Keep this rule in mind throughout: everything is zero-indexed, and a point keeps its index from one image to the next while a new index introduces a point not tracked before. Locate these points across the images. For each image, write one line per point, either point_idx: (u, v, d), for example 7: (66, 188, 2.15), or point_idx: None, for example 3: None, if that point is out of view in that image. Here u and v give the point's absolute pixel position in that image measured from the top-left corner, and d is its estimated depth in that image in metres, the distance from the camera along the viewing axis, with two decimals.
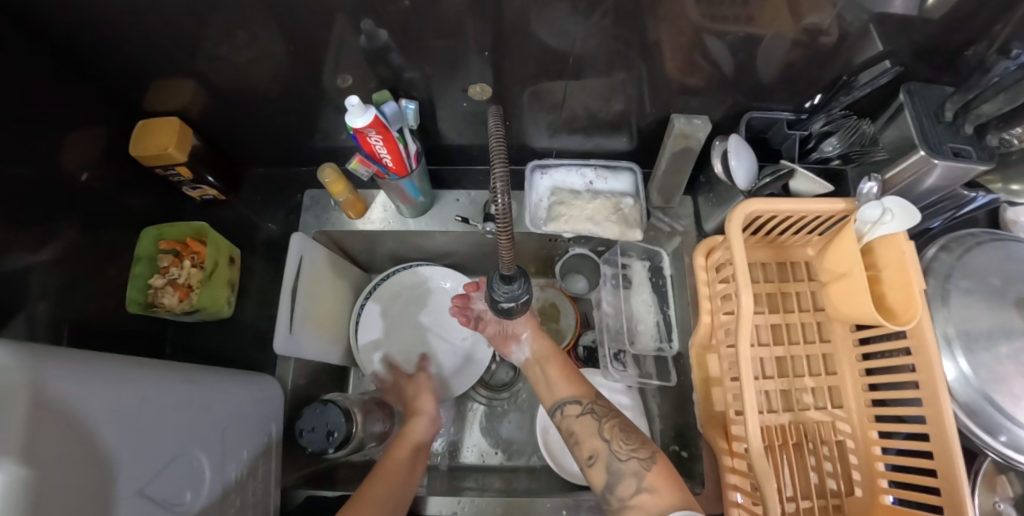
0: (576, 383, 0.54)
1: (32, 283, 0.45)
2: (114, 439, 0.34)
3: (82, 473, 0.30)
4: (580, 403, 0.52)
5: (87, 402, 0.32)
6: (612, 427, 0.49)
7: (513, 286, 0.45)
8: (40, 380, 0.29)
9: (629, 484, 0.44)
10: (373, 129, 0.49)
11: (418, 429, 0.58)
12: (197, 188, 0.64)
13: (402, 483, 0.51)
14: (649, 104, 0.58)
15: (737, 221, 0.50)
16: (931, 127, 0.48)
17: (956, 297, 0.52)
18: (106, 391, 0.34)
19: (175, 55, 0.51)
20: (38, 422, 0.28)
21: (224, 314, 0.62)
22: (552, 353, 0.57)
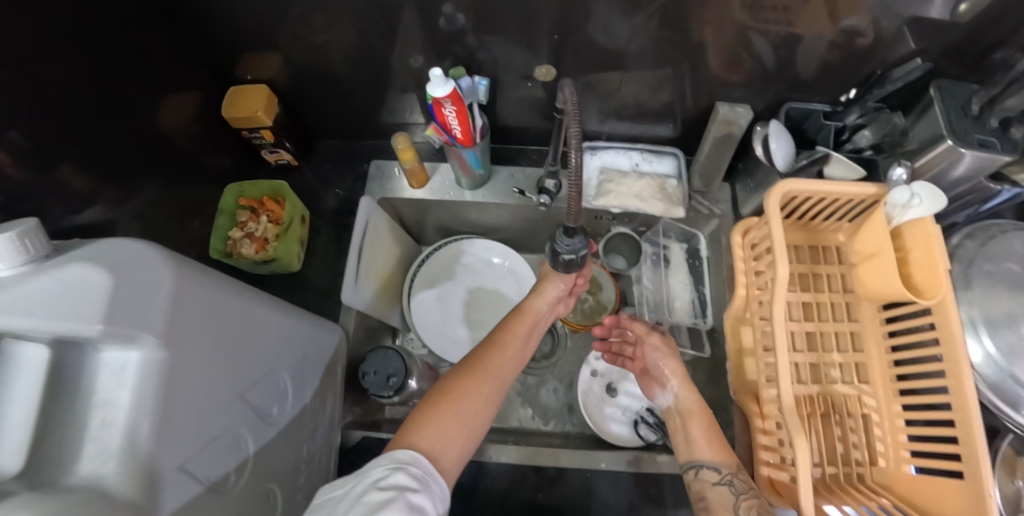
0: (720, 448, 0.47)
1: (118, 229, 0.51)
2: (227, 345, 0.40)
3: (202, 366, 0.37)
4: (720, 472, 0.45)
5: (212, 308, 0.38)
6: (751, 507, 0.42)
7: (574, 240, 0.50)
8: (184, 286, 0.35)
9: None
10: (449, 100, 0.54)
11: (535, 307, 0.57)
12: (275, 153, 0.70)
13: (514, 360, 0.51)
14: (694, 95, 0.63)
15: (776, 199, 0.55)
16: (958, 120, 0.53)
17: (977, 280, 0.56)
18: (226, 303, 0.40)
19: (273, 32, 0.58)
20: (170, 320, 0.33)
21: (294, 268, 0.66)
22: (699, 408, 0.51)
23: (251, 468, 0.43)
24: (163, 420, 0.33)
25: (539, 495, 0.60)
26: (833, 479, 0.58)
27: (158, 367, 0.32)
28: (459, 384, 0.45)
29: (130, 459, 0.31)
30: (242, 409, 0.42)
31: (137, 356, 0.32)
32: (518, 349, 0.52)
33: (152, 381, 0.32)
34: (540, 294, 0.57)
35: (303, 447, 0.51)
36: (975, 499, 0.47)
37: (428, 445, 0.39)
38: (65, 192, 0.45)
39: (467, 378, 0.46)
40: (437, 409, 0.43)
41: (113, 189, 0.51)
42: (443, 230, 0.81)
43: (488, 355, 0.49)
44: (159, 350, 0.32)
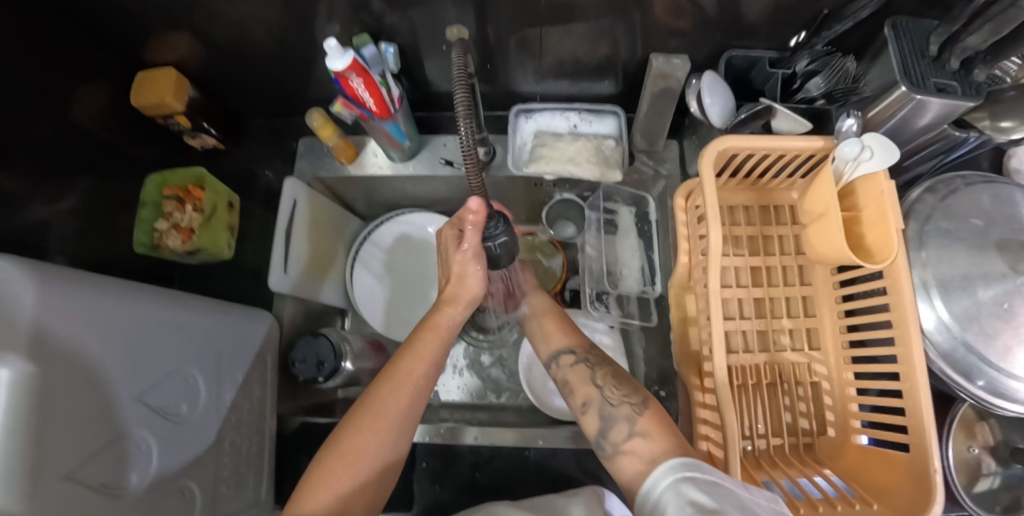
0: (569, 334, 0.54)
1: (52, 232, 0.50)
2: (111, 349, 0.38)
3: (81, 374, 0.34)
4: (575, 353, 0.51)
5: (86, 314, 0.36)
6: (605, 374, 0.47)
7: (490, 224, 0.45)
8: (48, 292, 0.33)
9: (621, 428, 0.42)
10: (353, 72, 0.50)
11: (447, 318, 0.49)
12: (197, 137, 0.67)
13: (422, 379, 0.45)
14: (633, 47, 0.57)
15: (710, 157, 0.51)
16: (914, 62, 0.47)
17: (934, 239, 0.51)
18: (105, 306, 0.38)
19: (176, 13, 0.53)
20: (37, 327, 0.32)
21: (225, 255, 0.66)
22: (548, 308, 0.59)
23: (156, 468, 0.41)
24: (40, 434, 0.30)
25: (476, 474, 0.60)
26: (779, 451, 0.56)
27: (29, 383, 0.30)
28: (356, 438, 0.40)
29: (10, 479, 0.28)
30: (139, 411, 0.40)
31: (10, 374, 0.29)
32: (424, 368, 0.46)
33: (25, 397, 0.29)
34: (451, 303, 0.49)
35: (227, 441, 0.50)
36: (920, 470, 0.45)
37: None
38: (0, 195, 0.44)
39: (365, 429, 0.41)
40: (333, 478, 0.38)
41: (46, 188, 0.50)
42: (387, 206, 0.79)
43: (388, 394, 0.43)
44: (25, 364, 0.30)
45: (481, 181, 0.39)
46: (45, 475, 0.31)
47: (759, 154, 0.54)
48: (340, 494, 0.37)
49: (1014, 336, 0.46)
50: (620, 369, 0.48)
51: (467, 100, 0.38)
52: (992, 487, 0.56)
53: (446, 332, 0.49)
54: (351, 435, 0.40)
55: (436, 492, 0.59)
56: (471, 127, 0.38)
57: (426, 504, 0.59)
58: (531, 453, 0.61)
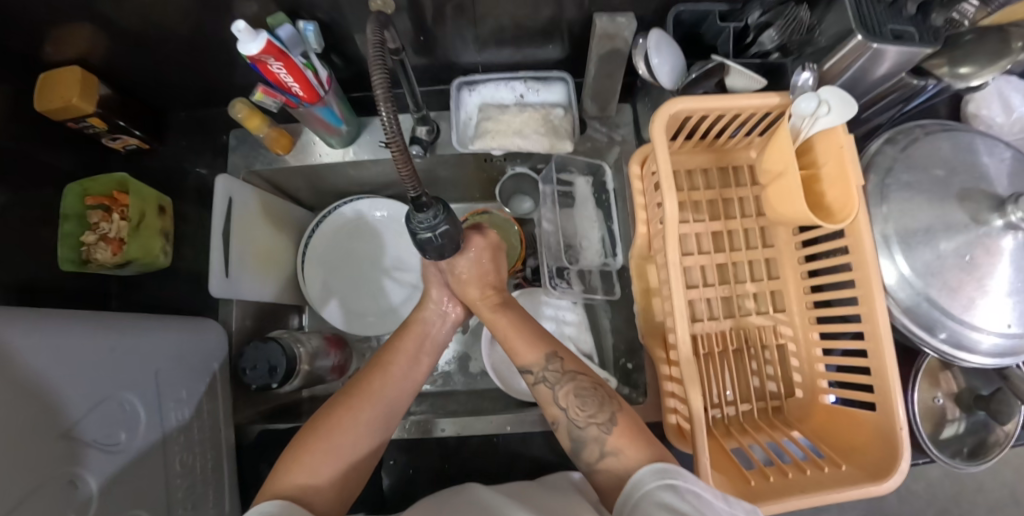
0: (532, 341, 0.49)
1: None
2: (21, 388, 0.33)
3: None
4: (534, 372, 0.47)
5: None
6: (568, 393, 0.45)
7: (429, 214, 0.40)
8: None
9: (594, 448, 0.42)
10: (271, 56, 0.45)
11: (425, 316, 0.56)
12: (117, 139, 0.62)
13: (403, 380, 0.50)
14: (573, 6, 0.54)
15: (662, 121, 0.48)
16: (870, 9, 0.43)
17: (896, 192, 0.49)
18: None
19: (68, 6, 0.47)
20: None
21: (162, 264, 0.62)
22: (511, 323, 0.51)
23: (99, 507, 0.38)
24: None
25: (445, 465, 0.59)
26: (748, 416, 0.56)
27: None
28: (340, 415, 0.45)
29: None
30: (70, 447, 0.37)
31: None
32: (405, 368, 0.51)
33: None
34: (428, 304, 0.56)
35: (176, 463, 0.47)
36: (888, 429, 0.45)
37: (303, 488, 0.40)
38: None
39: (349, 407, 0.46)
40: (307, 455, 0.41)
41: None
42: (336, 195, 0.75)
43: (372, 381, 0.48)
44: None
45: (411, 168, 0.34)
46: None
47: (713, 115, 0.51)
48: (320, 468, 0.41)
49: (976, 287, 0.45)
50: (580, 378, 0.46)
51: (385, 67, 0.30)
52: (957, 432, 0.57)
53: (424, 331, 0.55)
54: (333, 413, 0.44)
55: (408, 483, 0.59)
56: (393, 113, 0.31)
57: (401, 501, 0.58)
58: (500, 440, 0.60)
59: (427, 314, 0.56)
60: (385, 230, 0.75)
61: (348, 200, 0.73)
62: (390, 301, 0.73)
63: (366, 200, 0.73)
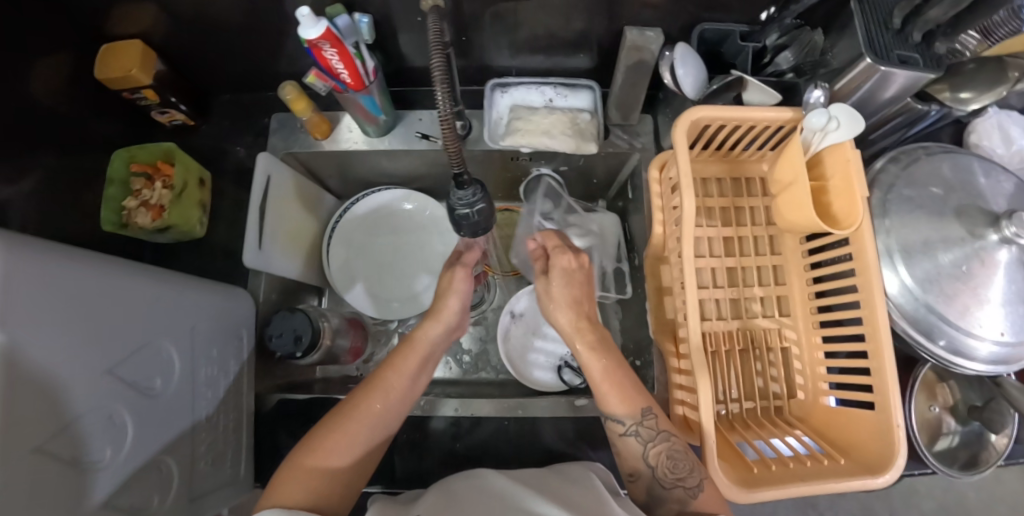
0: (624, 396, 0.48)
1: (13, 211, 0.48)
2: (76, 327, 0.37)
3: (45, 351, 0.33)
4: (625, 424, 0.47)
5: (51, 294, 0.34)
6: (660, 453, 0.46)
7: (468, 191, 0.44)
8: (19, 260, 0.32)
9: (673, 506, 0.44)
10: (327, 42, 0.48)
11: (429, 336, 0.53)
12: (166, 112, 0.66)
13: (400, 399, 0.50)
14: (605, 19, 0.58)
15: (684, 127, 0.52)
16: (879, 35, 0.48)
17: (896, 206, 0.53)
18: (64, 285, 0.36)
19: None
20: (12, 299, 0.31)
21: (197, 234, 0.65)
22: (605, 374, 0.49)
23: (133, 443, 0.42)
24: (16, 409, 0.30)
25: (456, 445, 0.60)
26: (751, 414, 0.58)
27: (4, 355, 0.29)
28: (329, 438, 0.46)
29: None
30: (113, 385, 0.40)
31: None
32: (404, 387, 0.51)
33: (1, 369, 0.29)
34: (435, 320, 0.54)
35: (202, 417, 0.51)
36: (884, 427, 0.48)
37: (291, 508, 0.41)
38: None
39: (338, 430, 0.46)
40: (301, 473, 0.43)
41: (8, 167, 0.48)
42: (363, 184, 0.79)
43: (363, 402, 0.48)
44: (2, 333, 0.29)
45: (458, 144, 0.39)
46: (18, 453, 0.31)
47: (731, 125, 0.55)
48: (308, 490, 0.42)
49: (972, 295, 0.49)
50: (673, 440, 0.47)
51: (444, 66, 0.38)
52: (950, 445, 0.59)
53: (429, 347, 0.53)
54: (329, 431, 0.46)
55: (416, 464, 0.60)
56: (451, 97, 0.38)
57: (409, 481, 0.59)
58: (511, 426, 0.61)
59: (429, 334, 0.53)
60: (409, 220, 0.78)
61: (372, 191, 0.76)
62: (411, 288, 0.76)
63: (388, 192, 0.76)
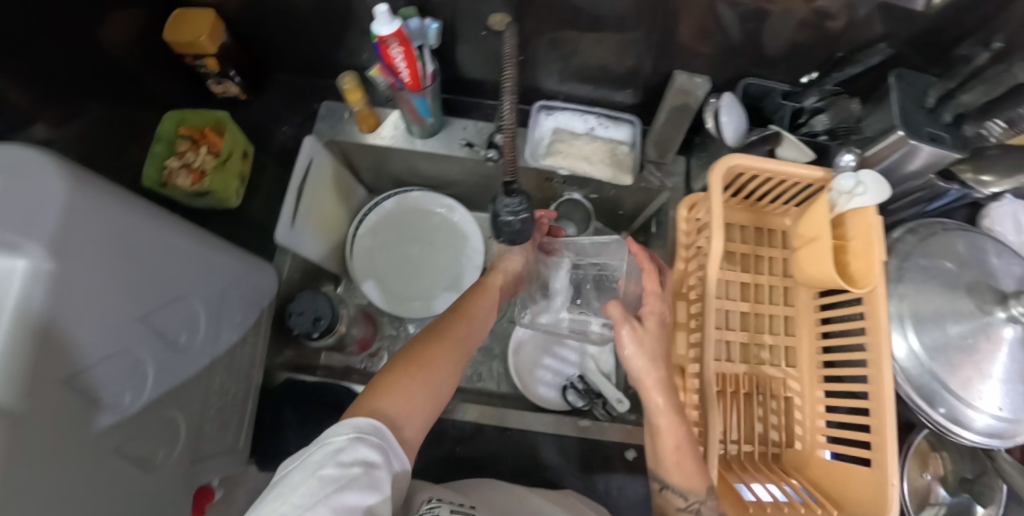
0: (690, 471, 0.45)
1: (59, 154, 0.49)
2: (120, 267, 0.38)
3: (86, 286, 0.35)
4: (688, 498, 0.44)
5: (103, 232, 0.36)
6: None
7: (514, 200, 0.45)
8: (80, 195, 0.34)
9: None
10: (395, 40, 0.51)
11: (495, 283, 0.57)
12: (221, 83, 0.68)
13: (476, 334, 0.51)
14: (657, 60, 0.62)
15: (720, 171, 0.54)
16: (912, 112, 0.53)
17: (910, 274, 0.56)
18: (121, 226, 0.38)
19: None
20: (66, 229, 0.32)
21: (232, 205, 0.65)
22: (667, 432, 0.46)
23: (150, 393, 0.43)
24: (53, 332, 0.32)
25: (457, 449, 0.61)
26: (749, 457, 0.59)
27: (47, 277, 0.31)
28: (427, 349, 0.45)
29: (12, 377, 0.29)
30: (142, 332, 0.41)
31: (24, 266, 0.30)
32: (479, 318, 0.52)
33: (41, 289, 0.30)
34: (495, 273, 0.58)
35: (215, 382, 0.52)
36: (877, 483, 0.49)
37: (396, 412, 0.39)
38: (7, 110, 0.43)
39: (433, 343, 0.46)
40: (395, 383, 0.41)
41: (54, 110, 0.49)
42: (395, 181, 0.80)
43: (454, 323, 0.49)
44: (46, 258, 0.31)
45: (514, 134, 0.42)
46: (47, 379, 0.32)
47: (763, 175, 0.57)
48: (414, 393, 0.41)
49: (975, 369, 0.51)
50: None
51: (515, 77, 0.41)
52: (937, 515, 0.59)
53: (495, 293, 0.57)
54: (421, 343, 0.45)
55: (414, 464, 0.60)
56: (515, 110, 0.41)
57: (404, 477, 0.59)
58: (512, 437, 0.62)
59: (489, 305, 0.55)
60: (431, 220, 0.78)
61: (389, 194, 0.76)
62: (432, 286, 0.75)
63: (406, 193, 0.77)
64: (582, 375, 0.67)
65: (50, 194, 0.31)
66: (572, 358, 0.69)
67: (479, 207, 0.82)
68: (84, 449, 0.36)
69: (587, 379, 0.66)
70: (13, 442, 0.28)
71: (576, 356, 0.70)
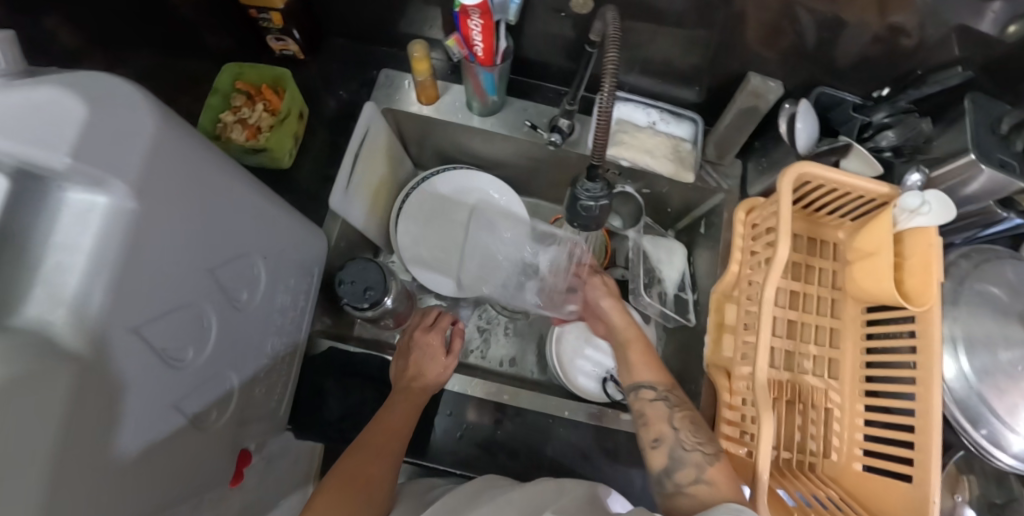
0: (655, 369, 0.55)
1: None
2: (194, 217, 0.37)
3: (162, 232, 0.33)
4: (657, 389, 0.52)
5: (183, 177, 0.34)
6: (684, 418, 0.50)
7: (596, 186, 0.45)
8: (165, 135, 0.33)
9: (690, 471, 0.46)
10: (477, 12, 0.49)
11: (424, 385, 0.56)
12: (281, 40, 0.66)
13: (407, 421, 0.52)
14: (726, 62, 0.62)
15: (790, 178, 0.53)
16: (984, 137, 0.52)
17: (964, 299, 0.56)
18: (199, 173, 0.37)
19: None
20: (151, 169, 0.31)
21: (283, 165, 0.64)
22: (636, 337, 0.58)
23: (211, 350, 0.41)
24: (126, 275, 0.31)
25: (496, 432, 0.60)
26: (785, 464, 0.60)
27: (126, 217, 0.30)
28: (360, 469, 0.46)
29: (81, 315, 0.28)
30: (209, 285, 0.40)
31: (105, 203, 0.29)
32: (403, 427, 0.52)
33: (119, 230, 0.29)
34: (412, 389, 0.56)
35: (268, 343, 0.51)
36: (918, 500, 0.49)
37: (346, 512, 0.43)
38: (53, 47, 0.42)
39: (370, 461, 0.47)
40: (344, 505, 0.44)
41: (104, 51, 0.48)
42: (443, 157, 0.79)
43: (375, 438, 0.50)
44: (128, 198, 0.29)
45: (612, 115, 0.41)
46: (118, 324, 0.30)
47: (829, 186, 0.57)
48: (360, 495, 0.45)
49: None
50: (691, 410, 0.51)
51: (615, 67, 0.41)
52: None
53: (422, 397, 0.56)
54: (358, 460, 0.47)
55: (451, 444, 0.60)
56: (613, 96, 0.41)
57: (441, 454, 0.60)
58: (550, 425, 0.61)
59: (429, 341, 0.59)
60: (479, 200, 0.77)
61: (441, 168, 0.75)
62: (477, 261, 0.74)
63: (457, 170, 0.76)
64: None
65: (140, 131, 0.30)
66: (613, 350, 0.69)
67: (524, 192, 0.82)
68: (146, 403, 0.34)
69: None
70: (77, 385, 0.27)
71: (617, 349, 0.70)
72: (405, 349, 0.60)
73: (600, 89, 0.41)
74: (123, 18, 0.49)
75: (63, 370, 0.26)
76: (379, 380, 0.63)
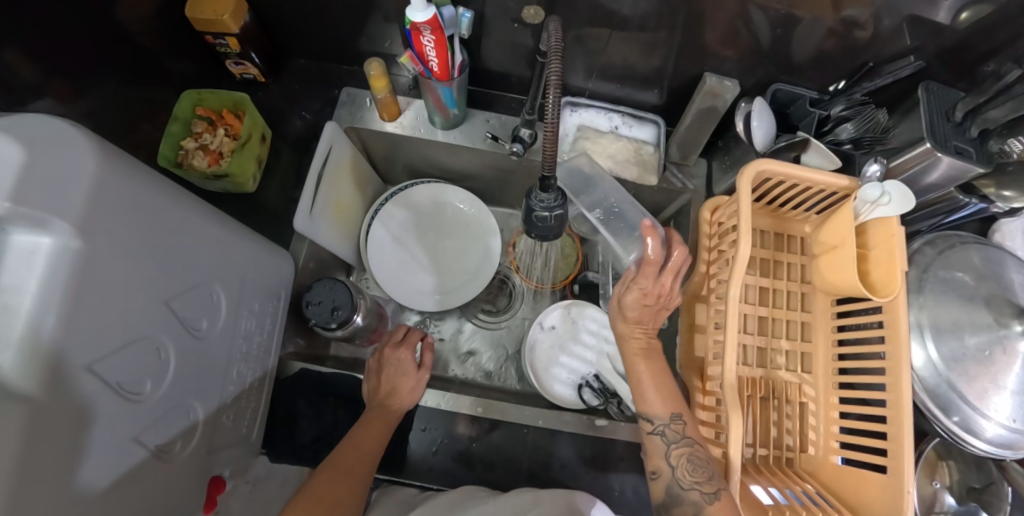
0: (659, 395, 0.50)
1: None
2: (145, 251, 0.37)
3: (111, 267, 0.33)
4: (654, 422, 0.49)
5: (129, 212, 0.34)
6: (681, 455, 0.46)
7: (550, 196, 0.45)
8: (109, 174, 0.32)
9: (686, 509, 0.44)
10: (428, 28, 0.48)
11: (397, 405, 0.56)
12: (240, 64, 0.66)
13: (374, 444, 0.51)
14: (685, 63, 0.62)
15: (749, 176, 0.53)
16: (939, 124, 0.52)
17: (930, 287, 0.56)
18: (148, 206, 0.37)
19: None
20: (96, 208, 0.31)
21: (248, 189, 0.64)
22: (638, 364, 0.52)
23: (171, 380, 0.41)
24: (76, 315, 0.30)
25: (473, 445, 0.61)
26: (763, 461, 0.60)
27: (74, 255, 0.29)
28: (326, 489, 0.46)
29: (31, 358, 0.28)
30: (165, 316, 0.40)
31: (49, 244, 0.29)
32: (371, 447, 0.51)
33: (66, 269, 0.29)
34: (384, 408, 0.55)
35: (234, 369, 0.52)
36: (891, 489, 0.49)
37: None
38: (12, 80, 0.41)
39: (336, 482, 0.47)
40: None
41: (64, 82, 0.47)
42: (412, 172, 0.79)
43: (344, 461, 0.49)
44: (72, 237, 0.29)
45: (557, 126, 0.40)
46: (68, 363, 0.30)
47: (789, 182, 0.57)
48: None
49: (992, 382, 0.51)
50: (693, 443, 0.47)
51: (558, 76, 0.40)
52: None
53: (393, 415, 0.55)
54: (324, 480, 0.47)
55: (428, 458, 0.60)
56: (558, 102, 0.40)
57: (418, 470, 0.59)
58: (527, 433, 0.61)
59: (401, 357, 0.58)
60: (448, 211, 0.78)
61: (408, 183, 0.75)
62: (461, 270, 0.76)
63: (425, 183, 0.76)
64: (597, 373, 0.68)
65: (80, 172, 0.30)
66: (588, 356, 0.69)
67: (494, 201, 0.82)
68: (103, 439, 0.34)
69: (603, 378, 0.67)
70: (29, 429, 0.27)
71: (593, 354, 0.70)
72: (378, 368, 0.59)
73: (545, 93, 0.41)
74: (83, 47, 0.48)
75: (12, 417, 0.26)
76: (353, 401, 0.63)
